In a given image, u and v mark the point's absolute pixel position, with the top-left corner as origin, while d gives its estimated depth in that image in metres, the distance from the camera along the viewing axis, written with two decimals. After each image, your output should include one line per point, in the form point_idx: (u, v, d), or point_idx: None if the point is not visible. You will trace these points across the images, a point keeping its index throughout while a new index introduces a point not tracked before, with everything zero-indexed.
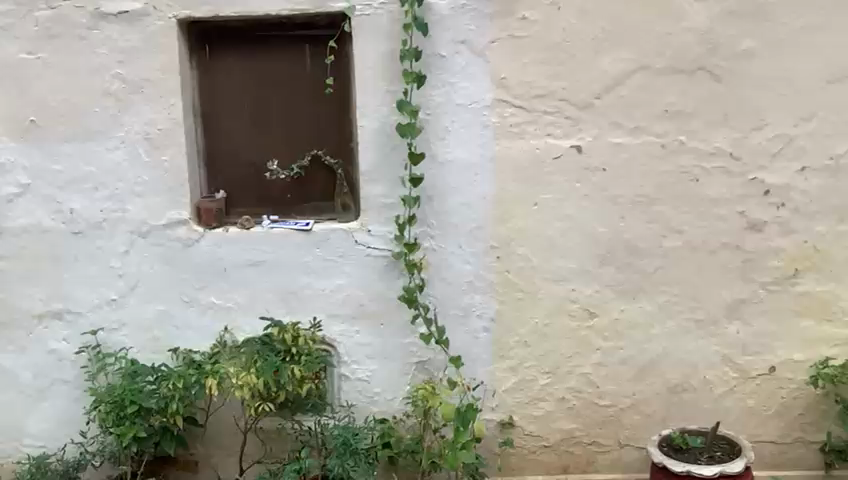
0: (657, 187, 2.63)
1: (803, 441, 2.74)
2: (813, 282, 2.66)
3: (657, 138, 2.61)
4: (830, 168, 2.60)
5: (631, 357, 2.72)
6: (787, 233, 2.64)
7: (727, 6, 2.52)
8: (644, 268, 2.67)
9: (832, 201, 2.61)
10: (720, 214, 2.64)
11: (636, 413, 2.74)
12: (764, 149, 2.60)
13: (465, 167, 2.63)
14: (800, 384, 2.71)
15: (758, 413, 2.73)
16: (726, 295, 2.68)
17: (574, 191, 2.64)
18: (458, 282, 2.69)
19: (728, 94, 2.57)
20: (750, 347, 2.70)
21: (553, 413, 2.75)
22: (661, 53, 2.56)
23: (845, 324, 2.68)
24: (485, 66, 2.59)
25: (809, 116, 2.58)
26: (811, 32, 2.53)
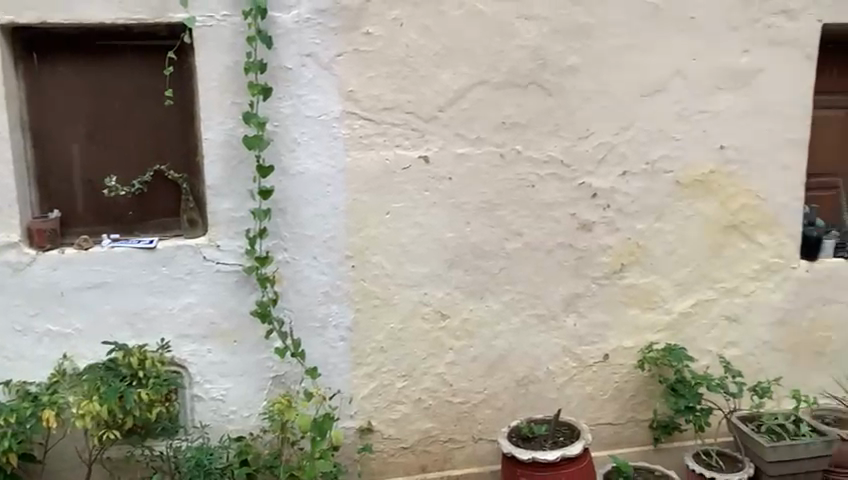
0: (499, 193, 2.79)
1: (635, 420, 3.02)
2: (637, 275, 2.94)
3: (497, 147, 2.76)
4: (647, 172, 2.88)
5: (481, 354, 2.86)
6: (614, 232, 2.89)
7: (553, 25, 2.73)
8: (490, 269, 2.82)
9: (650, 201, 2.90)
10: (555, 216, 2.84)
11: (488, 408, 2.90)
12: (591, 157, 2.83)
13: (317, 178, 2.64)
14: (630, 368, 2.99)
15: (595, 398, 2.97)
16: (563, 291, 2.90)
17: (423, 200, 2.73)
18: (314, 293, 2.70)
19: (558, 106, 2.78)
20: (587, 337, 2.94)
21: (410, 415, 2.83)
22: (497, 68, 2.71)
23: (665, 312, 2.98)
24: (333, 79, 2.61)
25: (627, 126, 2.84)
26: (626, 50, 2.79)
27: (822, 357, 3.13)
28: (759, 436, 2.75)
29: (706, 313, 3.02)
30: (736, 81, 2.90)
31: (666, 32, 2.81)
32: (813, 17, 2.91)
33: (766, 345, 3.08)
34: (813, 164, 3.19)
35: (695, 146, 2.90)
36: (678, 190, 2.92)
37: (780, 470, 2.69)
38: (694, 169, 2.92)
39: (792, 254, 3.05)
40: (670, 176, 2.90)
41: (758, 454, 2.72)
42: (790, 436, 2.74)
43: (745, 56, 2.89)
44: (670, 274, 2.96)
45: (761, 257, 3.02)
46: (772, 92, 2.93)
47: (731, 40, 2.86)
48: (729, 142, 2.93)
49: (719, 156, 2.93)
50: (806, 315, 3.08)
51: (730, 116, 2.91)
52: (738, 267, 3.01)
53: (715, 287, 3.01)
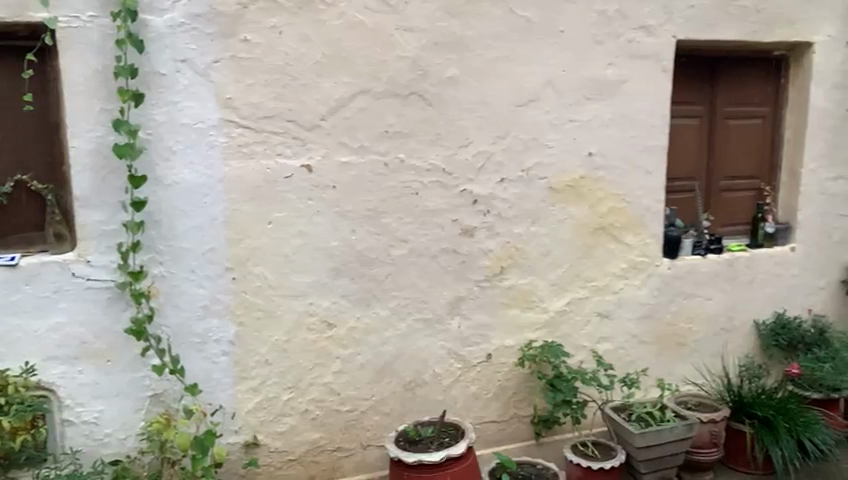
0: (383, 201, 2.81)
1: (517, 416, 3.15)
2: (516, 277, 3.06)
3: (380, 156, 2.78)
4: (524, 179, 3.01)
5: (368, 361, 2.88)
6: (493, 236, 3.00)
7: (432, 37, 2.79)
8: (376, 276, 2.84)
9: (526, 206, 3.03)
10: (437, 222, 2.91)
11: (376, 414, 2.92)
12: (471, 165, 2.92)
13: (194, 189, 2.56)
14: (511, 367, 3.11)
15: (479, 397, 3.08)
16: (448, 295, 2.97)
17: (307, 208, 2.71)
18: (193, 308, 2.62)
19: (438, 116, 2.84)
20: (471, 339, 3.03)
21: (297, 426, 2.81)
22: (378, 77, 2.74)
23: (543, 311, 3.13)
24: (210, 86, 2.53)
25: (504, 135, 2.96)
26: (501, 62, 2.90)
27: (683, 347, 3.39)
28: (629, 424, 2.94)
29: (581, 310, 3.19)
30: (603, 92, 3.08)
31: (537, 45, 2.94)
32: (669, 34, 3.15)
33: (635, 338, 3.29)
34: (672, 169, 3.45)
35: (567, 153, 3.06)
36: (552, 195, 3.07)
37: (648, 454, 2.89)
38: (566, 175, 3.08)
39: (656, 253, 3.29)
40: (545, 182, 3.04)
41: (628, 441, 2.91)
42: (656, 422, 2.95)
43: (610, 69, 3.08)
44: (547, 275, 3.11)
45: (629, 257, 3.23)
46: (635, 103, 3.14)
47: (597, 53, 3.04)
48: (598, 149, 3.11)
49: (589, 163, 3.11)
50: (669, 308, 3.33)
51: (597, 125, 3.09)
52: (608, 266, 3.21)
53: (588, 286, 3.19)
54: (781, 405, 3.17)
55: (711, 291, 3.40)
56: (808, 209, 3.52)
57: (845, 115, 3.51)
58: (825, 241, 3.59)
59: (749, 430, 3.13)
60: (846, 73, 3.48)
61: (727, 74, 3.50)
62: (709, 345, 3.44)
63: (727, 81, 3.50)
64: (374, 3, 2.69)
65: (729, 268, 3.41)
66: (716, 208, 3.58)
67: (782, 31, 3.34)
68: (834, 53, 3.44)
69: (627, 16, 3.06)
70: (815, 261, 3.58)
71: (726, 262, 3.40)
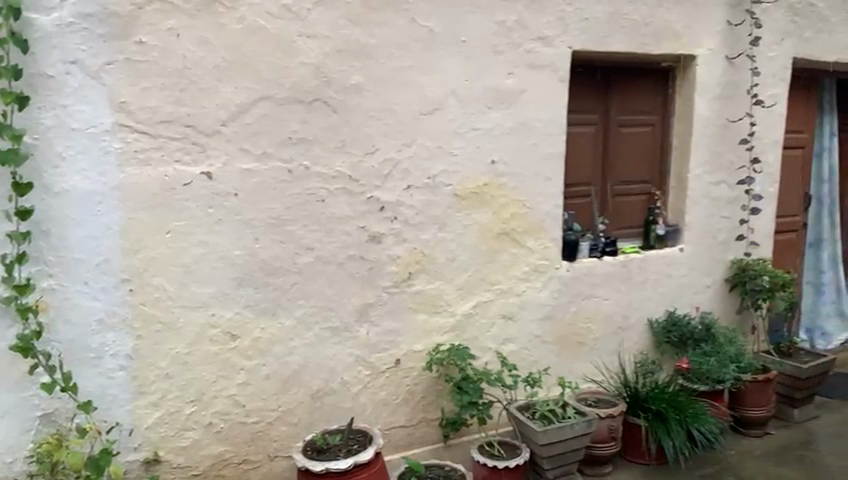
0: (287, 208, 2.78)
1: (426, 420, 3.19)
2: (423, 282, 3.10)
3: (284, 163, 2.75)
4: (429, 186, 3.05)
5: (275, 371, 2.84)
6: (400, 242, 3.02)
7: (335, 44, 2.78)
8: (281, 285, 2.80)
9: (432, 212, 3.07)
10: (345, 229, 2.90)
11: (283, 424, 2.88)
12: (377, 172, 2.93)
13: (86, 196, 2.45)
14: (419, 371, 3.15)
15: (389, 403, 3.09)
16: (355, 302, 2.97)
17: (208, 217, 2.64)
18: (88, 321, 2.50)
19: (343, 123, 2.84)
20: (379, 345, 3.04)
21: (201, 440, 2.73)
22: (281, 84, 2.70)
23: (450, 315, 3.18)
24: (102, 89, 2.42)
25: (409, 142, 2.99)
26: (405, 70, 2.93)
27: (583, 346, 3.54)
28: (533, 423, 3.03)
29: (486, 313, 3.27)
30: (504, 101, 3.17)
31: (440, 54, 2.99)
32: (565, 45, 3.28)
33: (537, 339, 3.40)
34: (571, 174, 3.60)
35: (471, 160, 3.13)
36: (457, 201, 3.13)
37: (551, 450, 2.99)
38: (470, 182, 3.14)
39: (557, 256, 3.41)
40: (450, 189, 3.10)
41: (532, 439, 3.00)
42: (559, 419, 3.06)
43: (510, 79, 3.17)
44: (453, 280, 3.17)
45: (531, 260, 3.34)
46: (534, 111, 3.26)
47: (497, 63, 3.13)
48: (500, 157, 3.20)
49: (492, 170, 3.19)
50: (569, 309, 3.47)
51: (499, 133, 3.18)
52: (512, 270, 3.30)
53: (493, 289, 3.27)
54: (672, 398, 3.37)
55: (608, 291, 3.56)
56: (694, 212, 3.76)
57: (725, 124, 3.77)
58: (709, 242, 3.85)
59: (644, 423, 3.30)
60: (725, 84, 3.74)
61: (620, 84, 3.67)
62: (607, 343, 3.61)
63: (620, 90, 3.68)
64: (275, 9, 2.66)
65: (624, 269, 3.59)
66: (611, 212, 3.76)
67: (669, 44, 3.54)
68: (715, 65, 3.69)
69: (525, 27, 3.16)
70: (701, 260, 3.83)
71: (621, 263, 3.58)
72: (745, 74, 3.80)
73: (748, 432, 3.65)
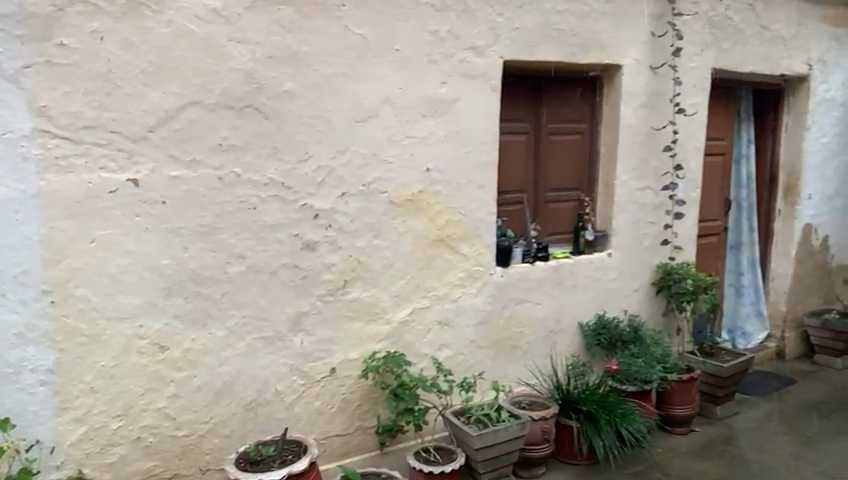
0: (217, 217, 2.72)
1: (363, 428, 3.18)
2: (359, 290, 3.09)
3: (214, 171, 2.70)
4: (364, 193, 3.05)
5: (206, 383, 2.78)
6: (336, 250, 3.01)
7: (267, 51, 2.75)
8: (212, 295, 2.75)
9: (367, 220, 3.07)
10: (277, 238, 2.87)
11: (215, 437, 2.82)
12: (310, 179, 2.92)
13: (3, 204, 2.33)
14: (355, 380, 3.14)
15: (324, 412, 3.07)
16: (289, 310, 2.93)
17: (134, 225, 2.56)
18: (5, 336, 2.37)
19: (275, 129, 2.81)
20: (313, 354, 3.01)
21: (129, 456, 2.64)
22: (210, 89, 2.66)
23: (385, 323, 3.18)
24: (20, 93, 2.32)
25: (344, 149, 2.98)
26: (339, 77, 2.93)
27: (517, 350, 3.60)
28: (468, 427, 3.07)
29: (422, 320, 3.28)
30: (437, 109, 3.20)
31: (374, 62, 3.00)
32: (497, 54, 3.34)
33: (472, 344, 3.44)
34: (504, 181, 3.67)
35: (405, 168, 3.15)
36: (392, 208, 3.14)
37: (486, 454, 3.02)
38: (405, 189, 3.16)
39: (491, 262, 3.46)
40: (385, 196, 3.11)
41: (468, 443, 3.03)
42: (493, 422, 3.11)
43: (443, 87, 3.21)
44: (388, 287, 3.17)
45: (465, 266, 3.38)
46: (467, 119, 3.30)
47: (430, 72, 3.16)
48: (434, 165, 3.23)
49: (427, 178, 3.21)
50: (503, 314, 3.53)
51: (433, 140, 3.21)
52: (447, 276, 3.33)
53: (429, 296, 3.29)
54: (602, 399, 3.47)
55: (540, 296, 3.64)
56: (622, 218, 3.89)
57: (650, 132, 3.92)
58: (636, 247, 3.98)
59: (576, 424, 3.39)
60: (650, 93, 3.88)
61: (550, 93, 3.76)
62: (540, 347, 3.68)
63: (550, 99, 3.76)
64: (205, 13, 2.61)
65: (556, 273, 3.68)
66: (543, 218, 3.85)
67: (596, 55, 3.66)
68: (640, 75, 3.83)
69: (458, 36, 3.21)
70: (628, 265, 3.96)
71: (553, 268, 3.66)
72: (667, 83, 3.96)
73: (675, 430, 3.79)
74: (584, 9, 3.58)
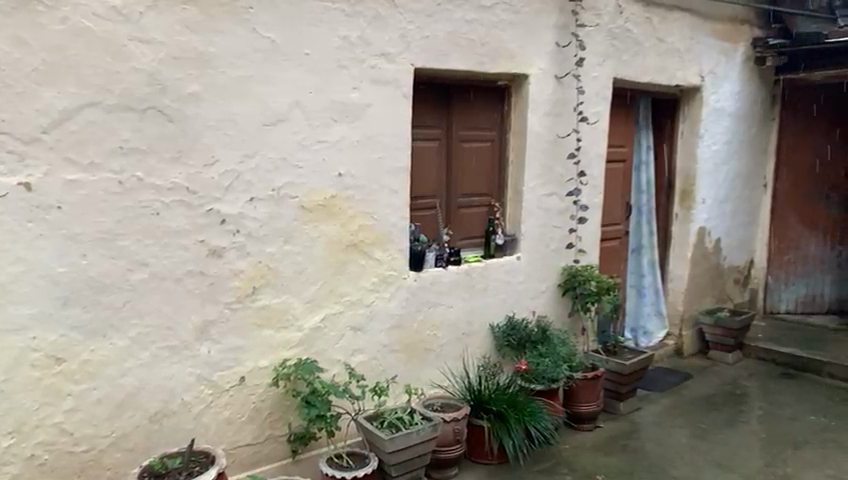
0: (118, 222, 2.62)
1: (274, 437, 3.14)
2: (269, 295, 3.05)
3: (115, 174, 2.60)
4: (274, 198, 3.01)
5: (107, 395, 2.66)
6: (243, 256, 2.96)
7: (170, 51, 2.67)
8: (112, 304, 2.64)
9: (277, 225, 3.03)
10: (182, 243, 2.79)
11: (117, 451, 2.71)
12: (216, 183, 2.85)
13: None
14: (265, 388, 3.09)
15: (234, 421, 3.01)
16: (195, 319, 2.86)
17: (27, 232, 2.43)
18: None
19: (179, 132, 2.73)
20: (221, 363, 2.94)
21: (21, 475, 2.49)
22: (110, 90, 2.55)
23: (297, 329, 3.15)
24: None
25: (252, 154, 2.93)
26: (247, 80, 2.88)
27: (429, 353, 3.64)
28: (380, 432, 3.07)
29: (335, 326, 3.27)
30: (348, 114, 3.20)
31: (283, 65, 2.97)
32: (407, 61, 3.38)
33: (385, 348, 3.45)
34: (417, 187, 3.72)
35: (316, 173, 3.13)
36: (303, 213, 3.11)
37: (399, 457, 3.04)
38: (316, 194, 3.14)
39: (403, 266, 3.49)
40: (296, 201, 3.08)
41: (380, 448, 3.04)
42: (406, 426, 3.14)
43: (354, 93, 3.21)
44: (299, 293, 3.14)
45: (379, 271, 3.40)
46: (379, 125, 3.32)
47: (341, 77, 3.16)
48: (346, 169, 3.23)
49: (338, 183, 3.21)
50: (416, 318, 3.56)
51: (345, 145, 3.21)
52: (360, 281, 3.33)
53: (342, 301, 3.28)
54: (511, 398, 3.58)
55: (453, 300, 3.70)
56: (529, 222, 4.01)
57: (555, 139, 4.06)
58: (543, 251, 4.12)
59: (487, 424, 3.47)
60: (555, 102, 4.03)
61: (461, 101, 3.84)
62: (453, 349, 3.74)
63: (461, 107, 3.84)
64: (103, 10, 2.51)
65: (467, 277, 3.75)
66: (455, 223, 3.92)
67: (504, 63, 3.76)
68: (545, 84, 3.97)
69: (368, 42, 3.22)
70: (536, 268, 4.09)
71: (464, 272, 3.73)
72: (571, 93, 4.12)
73: (581, 427, 3.94)
74: (492, 19, 3.68)
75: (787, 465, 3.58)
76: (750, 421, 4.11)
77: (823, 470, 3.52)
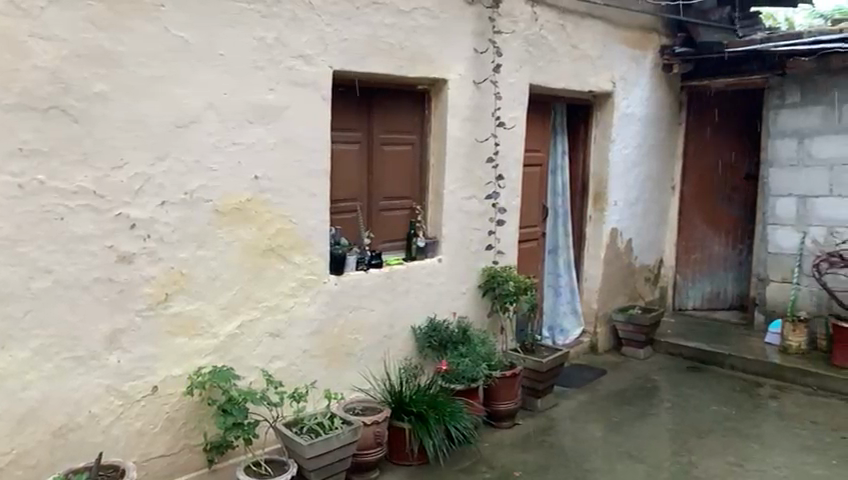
0: (18, 228, 2.49)
1: (189, 447, 3.06)
2: (182, 303, 2.96)
3: (14, 177, 2.46)
4: (187, 202, 2.94)
5: (6, 410, 2.51)
6: (155, 262, 2.86)
7: (75, 49, 2.56)
8: (11, 314, 2.49)
9: (190, 230, 2.96)
10: (89, 249, 2.67)
11: (18, 469, 2.56)
12: (126, 187, 2.75)
13: None
14: (179, 397, 3.00)
15: (146, 432, 2.91)
16: (103, 328, 2.74)
17: None
18: None
19: (85, 133, 2.62)
20: (132, 372, 2.84)
21: None
22: (8, 88, 2.41)
23: (212, 336, 3.08)
24: None
25: (163, 156, 2.84)
26: (157, 80, 2.79)
27: (350, 357, 3.63)
28: (299, 438, 3.04)
29: (252, 332, 3.21)
30: (265, 116, 3.16)
31: (196, 66, 2.90)
32: (325, 63, 3.35)
33: (305, 354, 3.42)
34: (337, 190, 3.70)
35: (231, 176, 3.07)
36: (217, 217, 3.04)
37: (318, 462, 3.02)
38: (232, 198, 3.08)
39: (323, 270, 3.47)
40: (209, 205, 3.01)
41: (299, 453, 3.01)
42: (325, 431, 3.12)
43: (271, 95, 3.17)
44: (214, 299, 3.07)
45: (298, 275, 3.37)
46: (297, 127, 3.28)
47: (257, 79, 3.11)
48: (263, 173, 3.18)
49: (255, 186, 3.16)
50: (337, 322, 3.54)
51: (261, 148, 3.16)
52: (278, 286, 3.29)
53: (259, 307, 3.23)
54: (432, 399, 3.62)
55: (374, 303, 3.70)
56: (449, 225, 4.07)
57: (474, 143, 4.13)
58: (463, 252, 4.18)
59: (408, 425, 3.50)
60: (473, 106, 4.10)
61: (381, 104, 3.85)
62: (374, 353, 3.74)
63: (382, 110, 3.85)
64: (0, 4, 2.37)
65: (388, 280, 3.76)
66: (376, 226, 3.92)
67: (424, 68, 3.80)
68: (464, 89, 4.03)
69: (285, 44, 3.18)
70: (456, 270, 4.15)
71: (385, 275, 3.74)
72: (489, 98, 4.20)
73: (499, 424, 4.03)
74: (410, 23, 3.70)
75: (691, 453, 3.77)
76: (659, 413, 4.30)
77: (724, 457, 3.73)
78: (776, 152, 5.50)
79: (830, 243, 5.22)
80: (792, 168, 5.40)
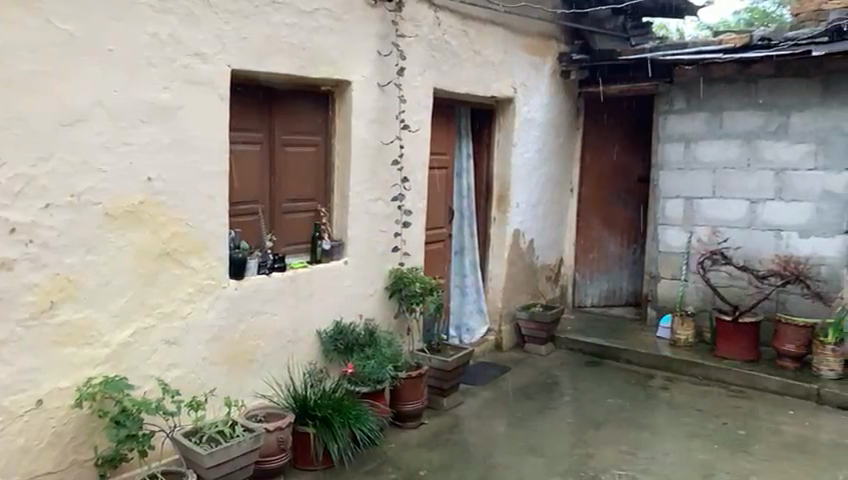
0: None
1: (78, 463, 2.90)
2: (70, 311, 2.81)
3: None
4: (73, 205, 2.78)
5: None
6: (38, 268, 2.70)
7: None
8: None
9: (77, 234, 2.81)
10: None
11: None
12: (5, 188, 2.58)
13: None
14: (67, 410, 2.84)
15: (30, 449, 2.74)
16: None
17: None
18: None
19: None
20: (14, 386, 2.66)
21: None
22: None
23: (103, 345, 2.94)
24: None
25: (47, 156, 2.69)
26: (40, 75, 2.63)
27: (252, 363, 3.56)
28: (198, 447, 2.96)
29: (147, 340, 3.09)
30: (159, 116, 3.04)
31: (83, 61, 2.75)
32: (223, 63, 3.27)
33: (205, 361, 3.33)
34: (238, 191, 3.61)
35: (122, 177, 2.94)
36: (107, 221, 2.90)
37: (219, 471, 2.94)
38: (123, 200, 2.95)
39: (223, 275, 3.39)
40: (98, 208, 2.87)
41: (198, 463, 2.92)
42: (226, 439, 3.05)
43: (165, 93, 3.06)
44: (104, 307, 2.93)
45: (195, 280, 3.27)
46: (194, 128, 3.19)
47: (150, 76, 2.99)
48: (157, 174, 3.07)
49: (148, 188, 3.04)
50: (238, 327, 3.47)
51: (155, 148, 3.05)
52: (175, 292, 3.18)
53: (154, 314, 3.11)
54: (337, 402, 3.60)
55: (277, 307, 3.65)
56: (354, 227, 4.06)
57: (379, 146, 4.15)
58: (369, 254, 4.19)
59: (313, 430, 3.47)
60: (377, 108, 4.11)
61: (283, 105, 3.79)
62: (278, 357, 3.69)
63: (284, 111, 3.80)
64: None
65: (292, 283, 3.72)
66: (279, 228, 3.87)
67: (327, 69, 3.77)
68: (367, 91, 4.03)
69: (179, 41, 3.08)
70: (362, 271, 4.15)
71: (289, 278, 3.70)
72: (393, 100, 4.22)
73: (405, 424, 4.06)
74: (312, 24, 3.67)
75: (589, 444, 3.94)
76: (559, 407, 4.47)
77: (618, 446, 3.92)
78: (665, 155, 5.82)
79: (713, 241, 5.60)
80: (679, 171, 5.74)
